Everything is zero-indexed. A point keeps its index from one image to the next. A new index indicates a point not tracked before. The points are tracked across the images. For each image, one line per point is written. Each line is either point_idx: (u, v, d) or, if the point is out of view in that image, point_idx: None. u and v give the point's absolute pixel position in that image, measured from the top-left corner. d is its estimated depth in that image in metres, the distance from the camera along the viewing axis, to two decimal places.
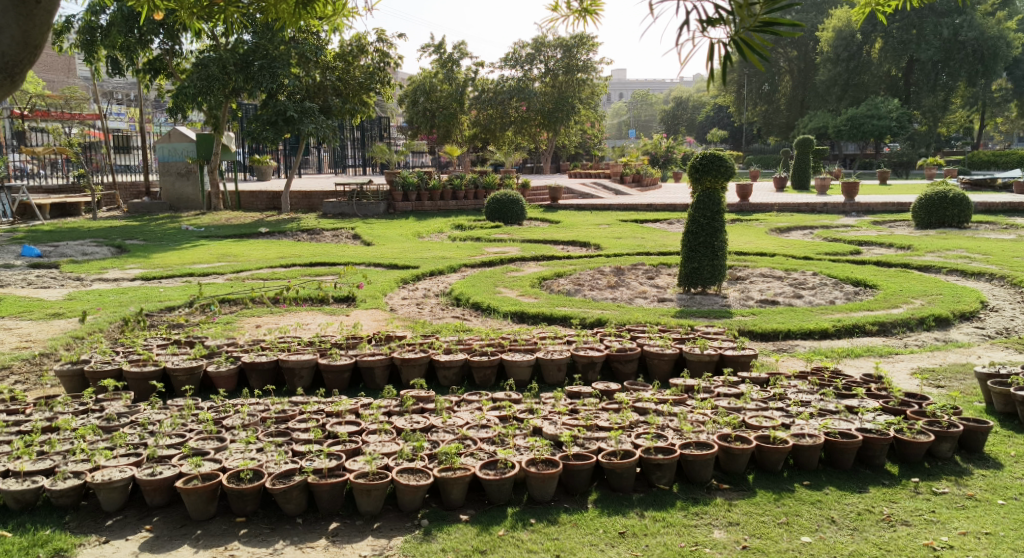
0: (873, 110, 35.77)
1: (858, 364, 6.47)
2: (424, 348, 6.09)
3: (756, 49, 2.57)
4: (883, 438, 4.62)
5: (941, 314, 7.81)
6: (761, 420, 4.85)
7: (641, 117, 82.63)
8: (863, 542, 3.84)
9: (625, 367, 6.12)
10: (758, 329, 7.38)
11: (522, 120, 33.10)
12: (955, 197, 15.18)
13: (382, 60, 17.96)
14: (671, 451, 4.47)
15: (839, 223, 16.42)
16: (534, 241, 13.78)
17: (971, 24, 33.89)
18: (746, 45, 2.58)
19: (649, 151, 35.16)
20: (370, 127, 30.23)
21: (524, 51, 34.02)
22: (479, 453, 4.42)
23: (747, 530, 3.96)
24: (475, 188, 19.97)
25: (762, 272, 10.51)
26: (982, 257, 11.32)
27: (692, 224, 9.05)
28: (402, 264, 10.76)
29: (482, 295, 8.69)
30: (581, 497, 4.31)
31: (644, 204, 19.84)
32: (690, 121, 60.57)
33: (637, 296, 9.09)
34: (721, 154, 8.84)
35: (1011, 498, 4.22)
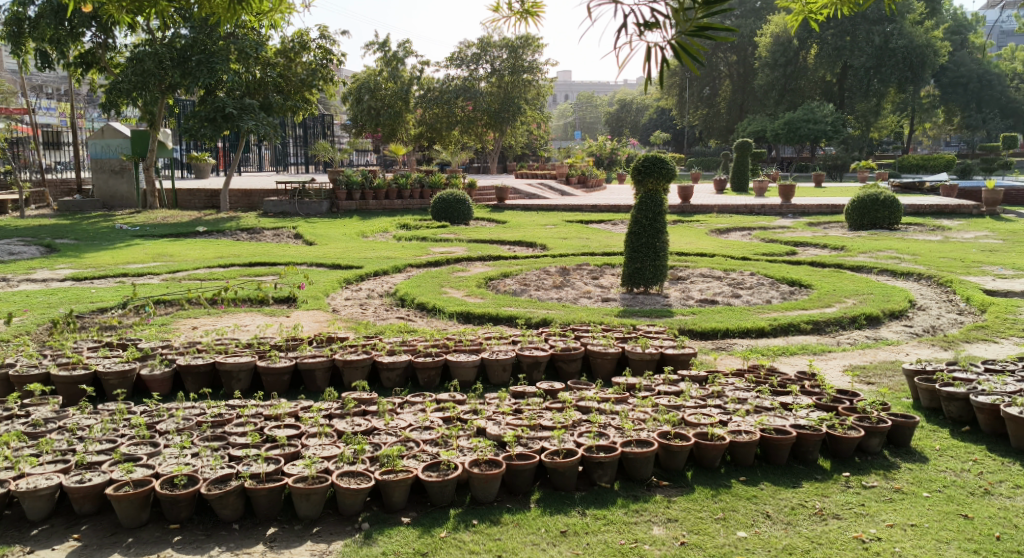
0: (809, 114, 36.63)
1: (794, 361, 6.63)
2: (366, 349, 6.03)
3: (692, 54, 2.61)
4: (815, 434, 4.74)
5: (872, 313, 8.05)
6: (699, 418, 4.93)
7: (587, 118, 83.23)
8: (795, 535, 3.94)
9: (568, 366, 6.15)
10: (698, 327, 7.51)
11: (468, 119, 33.03)
12: (886, 198, 15.67)
13: (325, 57, 17.78)
14: (612, 449, 4.52)
15: (776, 225, 16.79)
16: (480, 241, 13.77)
17: (901, 32, 35.41)
18: (683, 49, 2.63)
19: (594, 152, 35.45)
20: (312, 125, 29.92)
21: (470, 50, 33.93)
22: (421, 455, 4.41)
23: (685, 526, 4.03)
24: (420, 187, 19.86)
25: (703, 272, 10.69)
26: (911, 258, 11.71)
27: (635, 225, 9.17)
28: (345, 264, 10.66)
29: (427, 295, 8.66)
30: (523, 497, 4.33)
31: (589, 204, 20.02)
32: (634, 124, 61.19)
33: (581, 296, 9.16)
34: (662, 156, 9.04)
35: (935, 491, 4.37)
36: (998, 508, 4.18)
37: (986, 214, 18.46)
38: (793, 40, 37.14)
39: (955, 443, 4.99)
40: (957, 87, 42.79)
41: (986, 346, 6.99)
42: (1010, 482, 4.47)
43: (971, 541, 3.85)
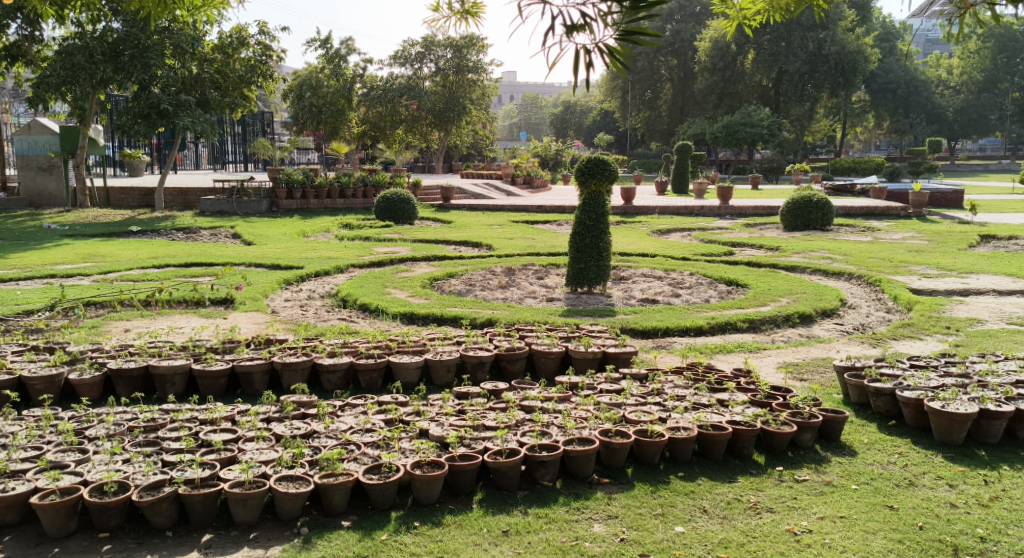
0: (746, 118, 37.38)
1: (731, 358, 6.77)
2: (306, 352, 5.96)
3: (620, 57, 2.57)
4: (750, 429, 4.85)
5: (805, 312, 8.26)
6: (640, 415, 5.00)
7: (532, 119, 83.66)
8: (731, 529, 4.02)
9: (512, 366, 6.17)
10: (639, 326, 7.61)
11: (412, 118, 32.82)
12: (819, 200, 16.10)
13: (264, 53, 17.46)
14: (554, 448, 4.55)
15: (715, 226, 17.11)
16: (424, 241, 13.72)
17: (834, 39, 36.44)
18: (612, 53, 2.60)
19: (539, 153, 35.57)
20: (252, 122, 29.42)
21: (414, 49, 33.77)
22: (362, 458, 4.38)
23: (625, 523, 4.08)
24: (363, 186, 19.72)
25: (645, 272, 10.83)
26: (842, 258, 12.05)
27: (578, 226, 9.24)
28: (286, 264, 10.52)
29: (369, 295, 8.60)
30: (465, 498, 4.33)
31: (534, 205, 20.09)
32: (579, 125, 61.61)
33: (527, 296, 9.19)
34: (606, 158, 9.06)
35: (864, 483, 4.51)
36: (922, 498, 4.33)
37: (913, 216, 19.11)
38: (731, 45, 37.91)
39: (883, 437, 5.15)
40: (887, 93, 44.42)
41: (913, 343, 7.23)
42: (933, 473, 4.64)
43: (897, 531, 3.98)
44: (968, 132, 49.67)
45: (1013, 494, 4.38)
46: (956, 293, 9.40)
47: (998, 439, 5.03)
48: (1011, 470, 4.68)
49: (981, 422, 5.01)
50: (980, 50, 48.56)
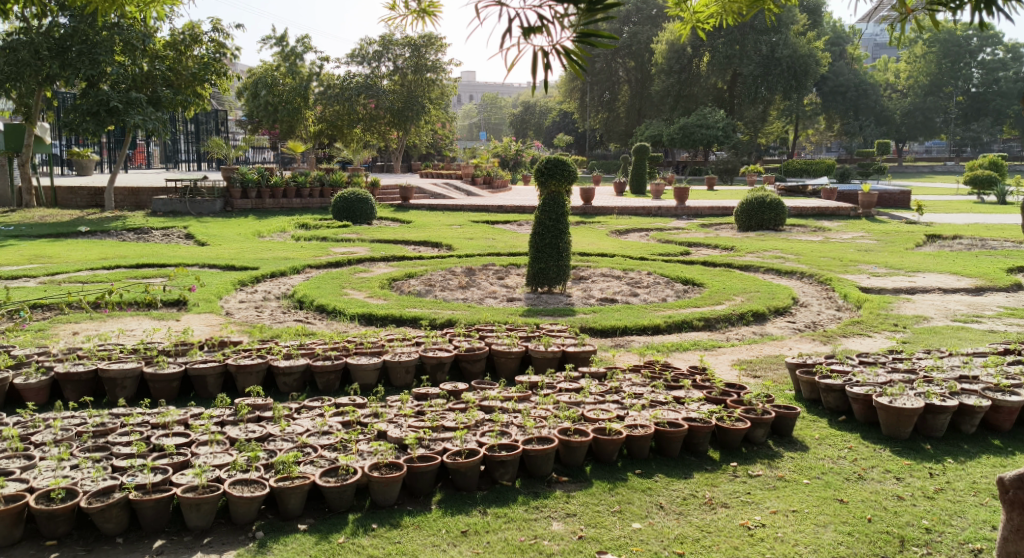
0: (701, 120, 37.75)
1: (687, 357, 6.85)
2: (262, 354, 5.89)
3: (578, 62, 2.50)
4: (706, 425, 4.91)
5: (759, 310, 8.39)
6: (598, 414, 5.04)
7: (491, 119, 83.74)
8: (687, 525, 4.07)
9: (472, 366, 6.17)
10: (598, 325, 7.65)
11: (370, 117, 32.60)
12: (771, 201, 16.37)
13: (217, 51, 17.19)
14: (513, 447, 4.56)
15: (673, 226, 17.28)
16: (382, 242, 13.64)
17: (786, 43, 37.08)
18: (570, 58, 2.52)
19: (499, 153, 35.61)
20: (205, 121, 28.93)
21: (372, 48, 33.56)
22: (319, 461, 4.34)
23: (583, 520, 4.10)
24: (320, 186, 19.58)
25: (604, 271, 10.89)
26: (795, 257, 12.26)
27: (538, 225, 9.27)
28: (240, 265, 10.39)
29: (326, 297, 8.51)
30: (424, 499, 4.32)
31: (494, 205, 20.09)
32: (538, 126, 61.78)
33: (486, 296, 9.19)
34: (565, 159, 9.15)
35: (815, 478, 4.60)
36: (870, 492, 4.43)
37: (862, 216, 19.51)
38: (686, 48, 38.37)
39: (833, 432, 5.26)
40: (837, 95, 45.31)
41: (862, 340, 7.38)
42: (882, 467, 4.75)
43: (846, 524, 4.07)
44: (916, 134, 50.90)
45: (957, 486, 4.50)
46: (904, 291, 9.62)
47: (942, 433, 5.18)
48: (955, 462, 4.81)
49: (927, 417, 5.14)
50: (926, 55, 49.81)
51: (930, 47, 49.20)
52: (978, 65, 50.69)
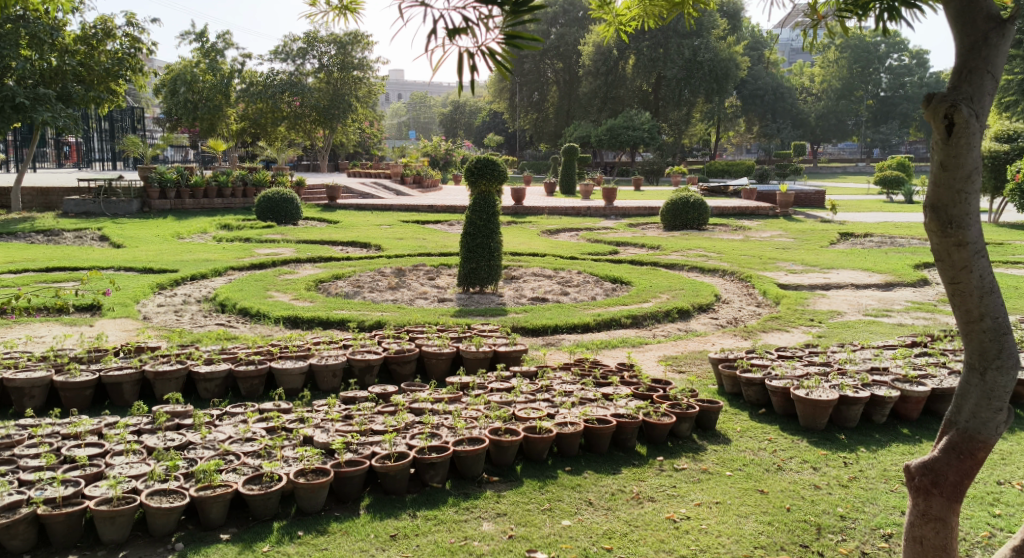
0: (628, 121, 38.20)
1: (615, 354, 6.94)
2: (181, 359, 5.73)
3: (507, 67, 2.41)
4: (633, 421, 4.98)
5: (684, 307, 8.57)
6: (529, 413, 5.06)
7: (420, 118, 83.37)
8: (615, 520, 4.12)
9: (402, 368, 6.12)
10: (529, 324, 7.66)
11: (295, 115, 32.05)
12: (695, 201, 16.70)
13: (132, 46, 16.61)
14: (444, 449, 4.54)
15: (601, 225, 17.49)
16: (309, 242, 13.44)
17: (707, 46, 37.95)
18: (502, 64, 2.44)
19: (428, 153, 35.48)
20: (121, 118, 27.95)
21: (296, 45, 33.03)
22: (242, 468, 4.25)
23: (513, 519, 4.11)
24: (243, 185, 19.19)
25: (534, 271, 10.94)
26: (718, 256, 12.54)
27: (469, 225, 9.26)
28: (158, 267, 10.08)
29: (250, 299, 8.34)
30: (352, 504, 4.27)
31: (424, 205, 19.98)
32: (468, 125, 61.72)
33: (417, 297, 9.14)
34: (494, 158, 9.16)
35: (736, 469, 4.72)
36: (789, 482, 4.57)
37: (780, 215, 20.11)
38: (612, 50, 38.87)
39: (754, 424, 5.40)
40: (756, 99, 46.35)
41: (780, 335, 7.60)
42: (799, 457, 4.90)
43: (767, 514, 4.18)
44: (830, 136, 52.73)
45: (869, 473, 4.67)
46: (819, 287, 9.95)
47: (856, 423, 5.36)
48: (868, 451, 4.99)
49: (841, 408, 5.32)
50: (838, 60, 51.69)
51: (843, 53, 51.07)
52: (886, 70, 52.86)
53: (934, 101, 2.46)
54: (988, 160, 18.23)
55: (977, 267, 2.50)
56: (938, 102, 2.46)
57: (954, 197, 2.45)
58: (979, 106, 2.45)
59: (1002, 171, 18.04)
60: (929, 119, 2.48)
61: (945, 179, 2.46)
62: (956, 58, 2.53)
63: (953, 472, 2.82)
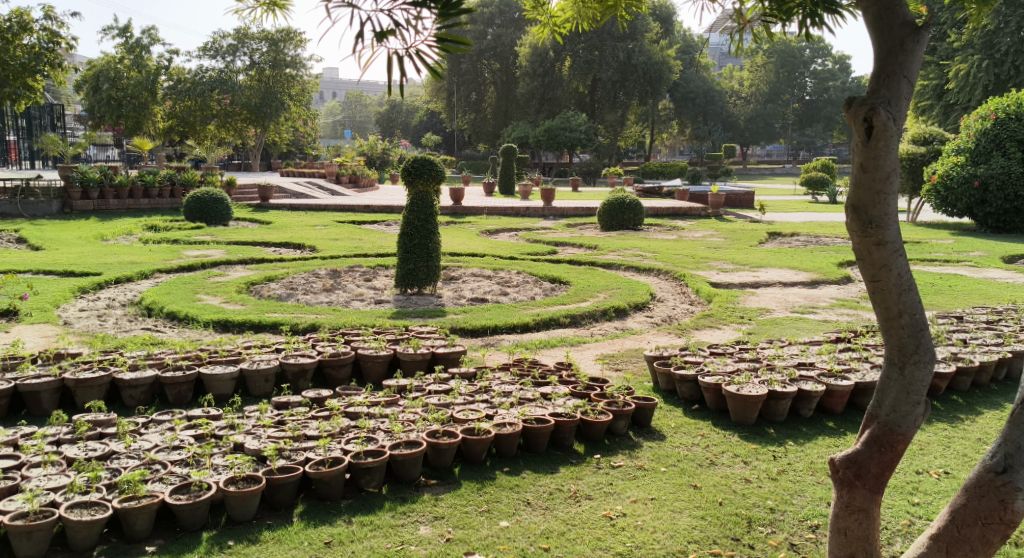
0: (565, 122, 38.38)
1: (553, 353, 6.96)
2: (104, 366, 5.53)
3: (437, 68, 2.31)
4: (571, 420, 5.00)
5: (621, 306, 8.65)
6: (467, 414, 5.03)
7: (356, 118, 82.61)
8: (552, 519, 4.12)
9: (337, 372, 6.02)
10: (468, 325, 7.64)
11: (226, 113, 31.38)
12: (630, 202, 16.91)
13: (50, 41, 16.00)
14: (380, 453, 4.46)
15: (540, 226, 17.55)
16: (240, 244, 13.15)
17: (641, 49, 38.49)
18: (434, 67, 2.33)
19: (365, 152, 35.10)
20: (39, 115, 26.91)
21: (226, 42, 32.31)
22: (169, 478, 4.12)
23: (450, 523, 4.08)
24: (171, 185, 18.68)
25: (473, 271, 10.92)
26: (653, 255, 12.71)
27: (406, 226, 9.17)
28: (80, 270, 9.72)
29: (177, 303, 8.11)
30: (285, 511, 4.18)
31: (359, 205, 19.75)
32: (405, 125, 61.41)
33: (353, 299, 9.01)
34: (432, 158, 9.08)
35: (671, 465, 4.78)
36: (721, 476, 4.64)
37: (712, 216, 20.51)
38: (548, 52, 39.07)
39: (687, 421, 5.48)
40: (688, 101, 47.18)
41: (712, 332, 7.73)
42: (731, 452, 4.99)
43: (700, 508, 4.24)
44: (759, 138, 54.09)
45: (797, 466, 4.78)
46: (750, 285, 10.17)
47: (784, 417, 5.48)
48: (796, 444, 5.11)
49: (770, 403, 5.43)
50: (766, 65, 53.00)
51: (770, 58, 52.34)
52: (811, 74, 54.47)
53: (854, 104, 2.52)
54: (906, 162, 18.89)
55: (896, 265, 2.58)
56: (857, 104, 2.52)
57: (874, 198, 2.51)
58: (898, 109, 2.51)
59: (919, 172, 18.71)
60: (849, 122, 2.53)
61: (866, 179, 2.52)
62: (875, 63, 2.60)
63: (875, 464, 2.90)
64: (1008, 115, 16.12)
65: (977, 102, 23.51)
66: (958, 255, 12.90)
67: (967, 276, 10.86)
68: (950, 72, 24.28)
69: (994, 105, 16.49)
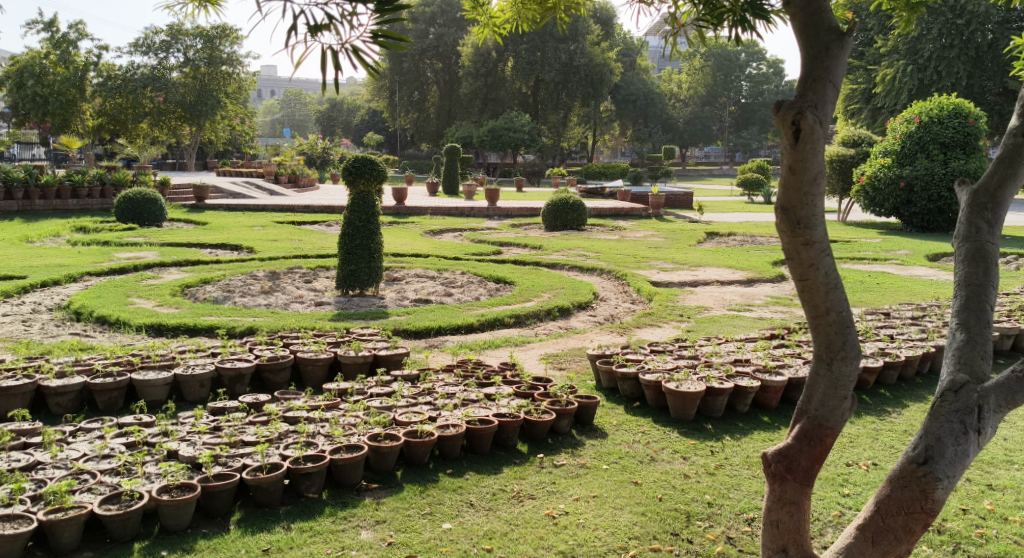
0: (508, 123, 38.41)
1: (497, 354, 6.95)
2: (29, 374, 5.34)
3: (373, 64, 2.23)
4: (514, 420, 5.00)
5: (564, 305, 8.69)
6: (410, 417, 4.98)
7: (296, 116, 81.54)
8: (495, 520, 4.11)
9: (275, 377, 5.91)
10: (411, 327, 7.59)
11: (159, 111, 30.59)
12: (574, 202, 17.00)
13: None
14: (320, 458, 4.40)
15: (485, 226, 17.54)
16: (175, 245, 12.83)
17: (582, 51, 38.76)
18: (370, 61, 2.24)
19: (305, 151, 34.60)
20: None
21: (158, 38, 31.50)
22: (98, 488, 3.99)
23: (392, 526, 4.04)
24: (101, 185, 18.14)
25: (417, 272, 10.85)
26: (596, 255, 12.81)
27: (347, 227, 9.06)
28: (4, 273, 9.37)
29: (108, 307, 7.88)
30: (221, 520, 4.08)
31: (299, 205, 19.46)
32: (346, 124, 60.83)
33: (293, 301, 8.87)
34: (373, 158, 8.98)
35: (613, 463, 4.82)
36: (661, 472, 4.70)
37: (653, 216, 20.78)
38: (491, 52, 39.13)
39: (629, 418, 5.53)
40: (629, 103, 47.85)
41: (653, 330, 7.83)
42: (670, 448, 5.05)
43: (640, 505, 4.28)
44: (697, 139, 55.04)
45: (734, 461, 4.86)
46: (688, 284, 10.33)
47: (721, 413, 5.57)
48: (733, 439, 5.20)
49: (708, 399, 5.51)
50: (703, 68, 53.96)
51: (707, 61, 53.33)
52: (746, 78, 55.70)
53: (783, 107, 2.55)
54: (837, 163, 19.45)
55: (822, 265, 2.63)
56: (785, 108, 2.56)
57: (801, 200, 2.56)
58: (824, 112, 2.56)
59: (849, 173, 19.28)
60: (778, 125, 2.57)
61: (793, 181, 2.56)
62: (802, 68, 2.65)
63: (804, 457, 2.96)
64: (931, 119, 16.73)
65: (902, 105, 24.34)
66: (885, 253, 13.32)
67: (894, 274, 11.23)
68: (877, 76, 25.08)
69: (919, 109, 17.16)
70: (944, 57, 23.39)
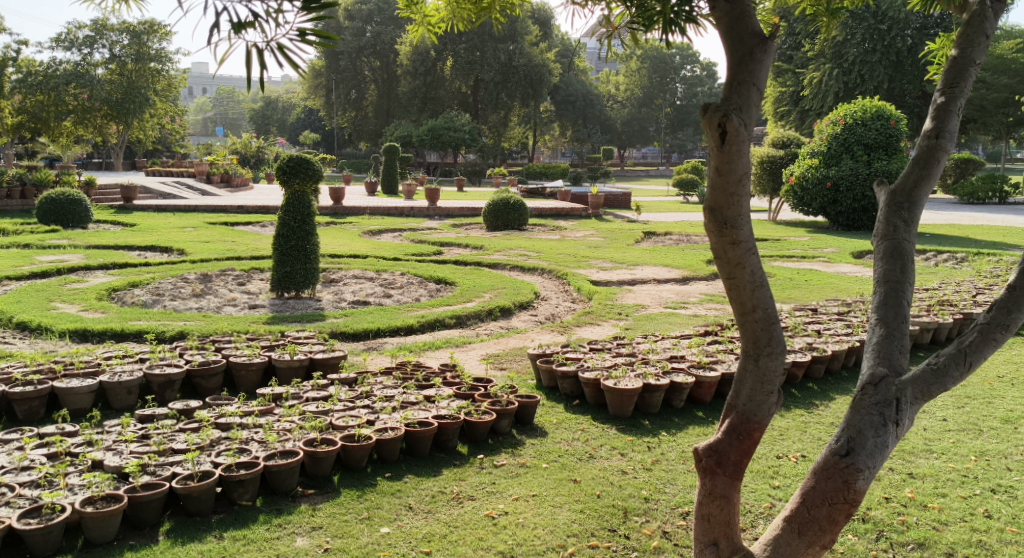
0: (448, 122, 38.33)
1: (437, 355, 6.91)
2: None
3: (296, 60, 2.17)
4: (454, 422, 4.97)
5: (505, 305, 8.68)
6: (347, 420, 4.91)
7: (229, 114, 79.98)
8: (434, 523, 4.08)
9: (207, 382, 5.77)
10: (349, 329, 7.49)
11: (83, 109, 29.61)
12: (515, 202, 17.01)
13: None
14: (253, 465, 4.30)
15: (425, 226, 17.44)
16: (102, 247, 12.43)
17: (521, 52, 38.92)
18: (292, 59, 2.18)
19: (239, 151, 33.92)
20: None
21: (82, 33, 30.52)
22: (17, 502, 3.84)
23: (329, 532, 3.98)
24: (21, 186, 17.48)
25: (355, 273, 10.72)
26: (536, 254, 12.85)
27: (282, 227, 8.87)
28: None
29: (29, 312, 7.59)
30: (150, 530, 3.96)
31: (233, 205, 19.06)
32: (281, 122, 59.87)
33: (226, 304, 8.68)
34: (307, 157, 8.83)
35: (552, 461, 4.84)
36: (599, 469, 4.73)
37: (592, 216, 20.97)
38: (429, 51, 38.98)
39: (568, 416, 5.56)
40: (568, 104, 48.28)
41: (592, 329, 7.89)
42: (608, 445, 5.08)
43: (579, 502, 4.30)
44: (634, 140, 55.75)
45: (670, 456, 4.92)
46: (626, 283, 10.43)
47: (658, 409, 5.64)
48: (669, 435, 5.26)
49: (645, 395, 5.57)
50: (639, 70, 54.73)
51: (643, 63, 54.13)
52: (680, 80, 56.66)
53: (709, 109, 2.58)
54: (767, 164, 19.89)
55: (749, 264, 2.68)
56: (712, 110, 2.59)
57: (728, 200, 2.60)
58: (748, 115, 2.61)
59: (779, 173, 19.75)
60: (705, 127, 2.61)
61: (721, 182, 2.60)
62: (728, 70, 2.69)
63: (733, 452, 3.01)
64: (855, 120, 17.15)
65: (830, 107, 25.05)
66: (815, 251, 13.70)
67: (822, 271, 11.53)
68: (806, 79, 25.74)
69: (844, 111, 17.55)
70: (867, 61, 24.16)
